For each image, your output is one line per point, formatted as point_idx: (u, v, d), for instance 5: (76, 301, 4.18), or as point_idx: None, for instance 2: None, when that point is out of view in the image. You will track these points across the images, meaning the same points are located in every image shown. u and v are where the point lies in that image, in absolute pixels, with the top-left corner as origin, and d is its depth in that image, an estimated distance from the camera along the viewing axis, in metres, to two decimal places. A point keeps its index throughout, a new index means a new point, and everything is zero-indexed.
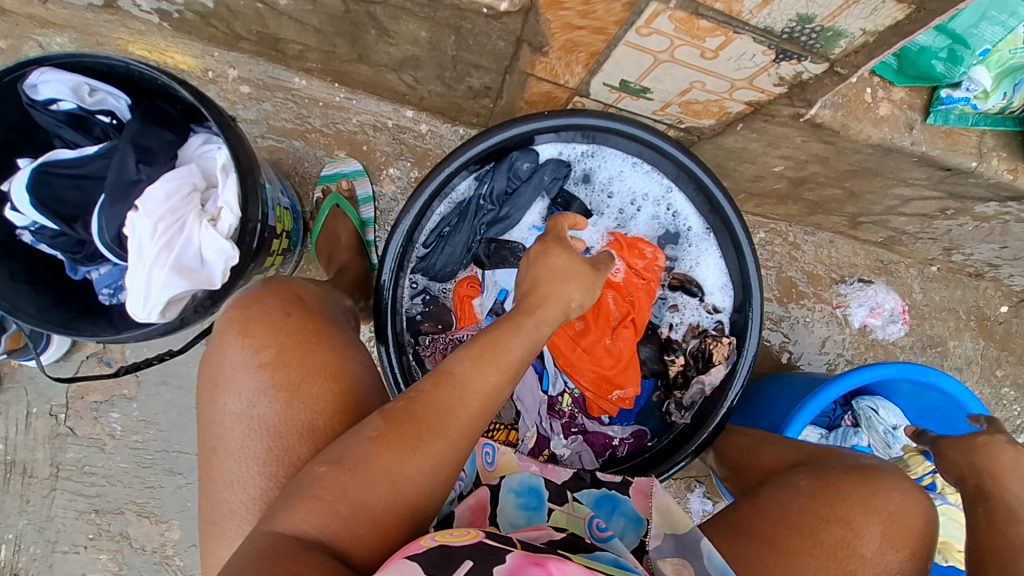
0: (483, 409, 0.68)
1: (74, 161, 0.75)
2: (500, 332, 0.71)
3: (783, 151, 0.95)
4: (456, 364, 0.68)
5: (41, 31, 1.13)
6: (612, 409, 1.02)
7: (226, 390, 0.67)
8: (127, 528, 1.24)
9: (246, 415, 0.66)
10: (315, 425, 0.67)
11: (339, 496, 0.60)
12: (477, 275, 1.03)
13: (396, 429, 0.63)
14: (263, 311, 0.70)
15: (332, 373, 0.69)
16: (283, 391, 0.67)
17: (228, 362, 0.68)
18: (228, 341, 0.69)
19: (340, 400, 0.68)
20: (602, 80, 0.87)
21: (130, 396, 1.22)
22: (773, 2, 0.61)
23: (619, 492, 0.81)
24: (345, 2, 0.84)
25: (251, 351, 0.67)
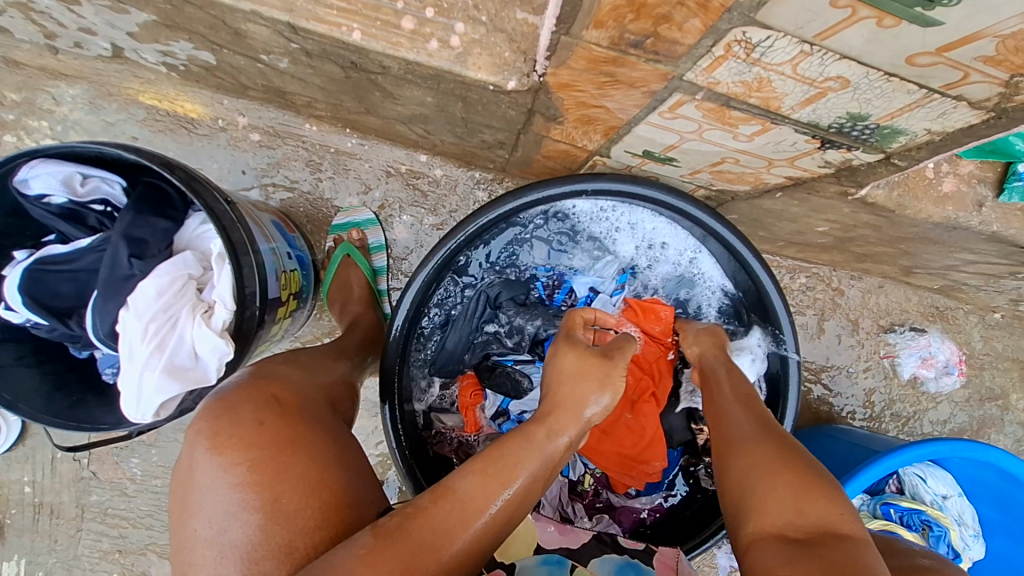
0: (485, 529, 0.56)
1: (67, 255, 0.71)
2: (507, 446, 0.61)
3: (828, 217, 0.85)
4: (456, 480, 0.58)
5: (54, 83, 1.11)
6: (638, 484, 0.96)
7: (198, 511, 0.60)
8: (150, 568, 1.24)
9: (217, 540, 0.58)
10: (295, 546, 0.58)
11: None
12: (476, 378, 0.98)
13: (386, 547, 0.51)
14: (234, 419, 0.63)
15: (311, 487, 0.61)
16: (258, 512, 0.59)
17: (197, 480, 0.61)
18: (197, 454, 0.62)
19: (322, 515, 0.61)
20: (623, 148, 0.79)
21: (149, 442, 1.21)
22: (819, 101, 0.52)
23: (643, 560, 0.76)
24: (346, 70, 0.79)
25: (220, 467, 0.60)
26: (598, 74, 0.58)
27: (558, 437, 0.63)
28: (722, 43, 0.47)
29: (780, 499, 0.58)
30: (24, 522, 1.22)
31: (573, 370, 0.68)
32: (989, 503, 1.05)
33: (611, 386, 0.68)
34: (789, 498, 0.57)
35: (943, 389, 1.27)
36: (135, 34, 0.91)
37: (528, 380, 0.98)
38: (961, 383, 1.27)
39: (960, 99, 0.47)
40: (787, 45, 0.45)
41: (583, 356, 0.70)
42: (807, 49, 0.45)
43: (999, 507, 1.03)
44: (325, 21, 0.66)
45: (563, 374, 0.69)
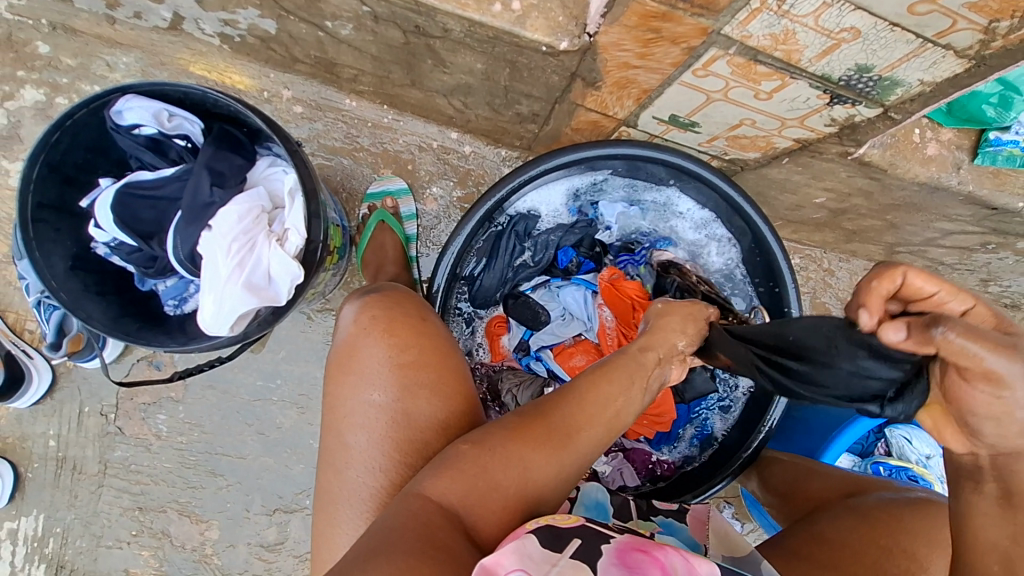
0: (607, 423, 0.70)
1: (153, 182, 0.78)
2: (618, 361, 0.76)
3: (827, 184, 0.96)
4: (577, 382, 0.72)
5: (108, 51, 1.18)
6: (649, 432, 1.08)
7: (366, 383, 0.72)
8: (169, 526, 1.25)
9: (387, 407, 0.70)
10: (449, 423, 0.72)
11: (478, 472, 0.61)
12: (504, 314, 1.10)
13: (530, 424, 0.66)
14: (404, 313, 0.77)
15: (459, 377, 0.75)
16: (420, 388, 0.72)
17: (368, 358, 0.73)
18: (369, 338, 0.74)
19: (466, 404, 0.74)
20: (652, 113, 0.90)
21: (177, 398, 1.25)
22: (833, 53, 0.63)
23: (677, 519, 0.85)
24: (406, 35, 0.88)
25: (393, 350, 0.73)
26: (645, 31, 0.68)
27: (647, 352, 0.79)
28: None
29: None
30: (46, 476, 1.23)
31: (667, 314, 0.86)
32: None
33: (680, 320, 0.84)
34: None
35: None
36: (204, 1, 0.99)
37: (547, 311, 1.08)
38: None
39: (948, 48, 0.59)
40: None
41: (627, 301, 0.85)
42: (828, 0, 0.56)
43: None
44: None
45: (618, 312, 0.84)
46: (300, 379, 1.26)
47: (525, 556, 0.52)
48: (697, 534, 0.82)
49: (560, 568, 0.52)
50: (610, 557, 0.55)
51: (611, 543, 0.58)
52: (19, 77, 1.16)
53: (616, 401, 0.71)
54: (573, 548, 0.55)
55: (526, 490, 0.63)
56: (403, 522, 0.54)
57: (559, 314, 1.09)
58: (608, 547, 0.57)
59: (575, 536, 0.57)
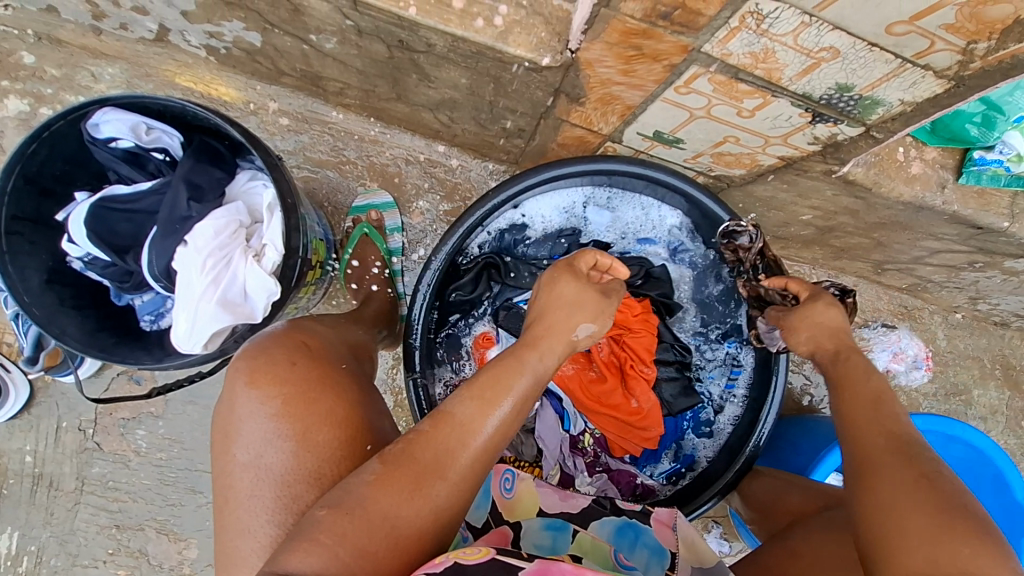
0: (485, 445, 0.62)
1: (130, 196, 0.77)
2: (502, 365, 0.68)
3: (813, 202, 0.96)
4: (456, 403, 0.63)
5: (94, 62, 1.18)
6: (635, 449, 1.04)
7: (239, 440, 0.66)
8: (146, 545, 1.22)
9: (255, 464, 0.64)
10: (322, 472, 0.64)
11: (338, 539, 0.54)
12: (491, 330, 1.05)
13: (396, 472, 0.58)
14: (269, 358, 0.69)
15: (337, 421, 0.67)
16: (292, 440, 0.65)
17: (239, 412, 0.66)
18: (237, 391, 0.67)
19: (347, 446, 0.66)
20: (636, 130, 0.89)
21: (157, 414, 1.22)
22: (814, 72, 0.62)
23: (640, 520, 0.81)
24: (390, 49, 0.87)
25: (259, 401, 0.66)
26: (627, 48, 0.68)
27: (547, 359, 0.70)
28: (738, 14, 0.57)
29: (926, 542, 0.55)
30: (21, 493, 1.20)
31: (571, 299, 0.76)
32: None
33: (598, 315, 0.77)
34: (935, 542, 0.54)
35: (912, 383, 1.37)
36: (189, 13, 0.99)
37: None
38: (928, 377, 1.37)
39: (927, 68, 0.58)
40: (790, 16, 0.56)
41: (582, 287, 0.77)
42: (807, 19, 0.56)
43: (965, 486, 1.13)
44: None
45: (563, 300, 0.76)
46: None
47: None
48: (664, 540, 0.78)
49: None
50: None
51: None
52: (3, 87, 1.16)
53: (496, 416, 0.63)
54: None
55: (397, 545, 0.56)
56: None
57: None
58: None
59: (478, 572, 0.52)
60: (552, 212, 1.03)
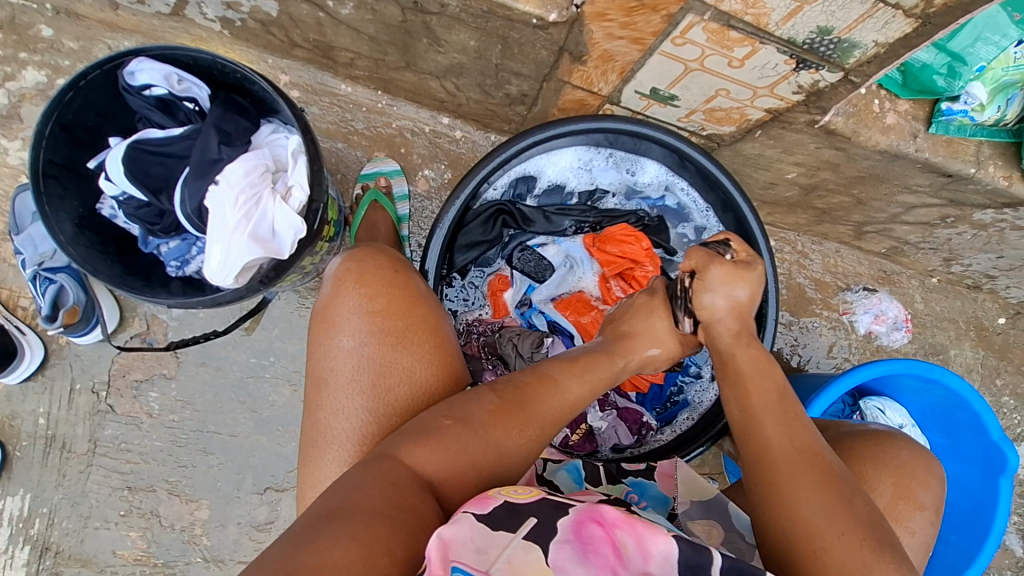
0: (571, 414, 0.75)
1: (162, 140, 0.82)
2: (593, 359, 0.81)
3: (797, 157, 1.02)
4: (557, 371, 0.75)
5: (110, 35, 1.22)
6: (642, 385, 1.09)
7: (342, 329, 0.71)
8: (158, 506, 1.24)
9: (358, 352, 0.70)
10: (416, 376, 0.71)
11: (458, 450, 0.63)
12: (506, 272, 1.09)
13: (508, 406, 0.68)
14: (376, 264, 0.74)
15: (430, 329, 0.74)
16: (391, 335, 0.71)
17: (346, 306, 0.72)
18: (346, 288, 0.73)
19: (436, 355, 0.73)
20: (634, 88, 0.96)
21: (170, 375, 1.25)
22: (798, 15, 0.69)
23: (644, 476, 0.85)
24: (404, 12, 0.93)
25: (366, 297, 0.71)
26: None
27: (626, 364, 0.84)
28: None
29: (855, 559, 0.60)
30: (35, 455, 1.22)
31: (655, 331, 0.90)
32: (937, 432, 1.23)
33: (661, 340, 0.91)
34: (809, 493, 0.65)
35: (893, 343, 1.45)
36: None
37: (550, 263, 1.09)
38: (908, 338, 1.45)
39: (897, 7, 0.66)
40: None
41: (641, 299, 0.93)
42: None
43: (945, 431, 1.21)
44: None
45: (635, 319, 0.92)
46: (293, 357, 1.28)
47: (476, 544, 0.51)
48: (665, 487, 0.82)
49: (509, 552, 0.50)
50: (564, 533, 0.53)
51: (567, 516, 0.55)
52: (21, 59, 1.19)
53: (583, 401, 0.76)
54: (527, 528, 0.53)
55: (499, 469, 0.65)
56: (377, 484, 0.57)
57: (561, 266, 1.10)
58: (564, 520, 0.54)
59: (531, 513, 0.55)
60: (564, 167, 1.05)
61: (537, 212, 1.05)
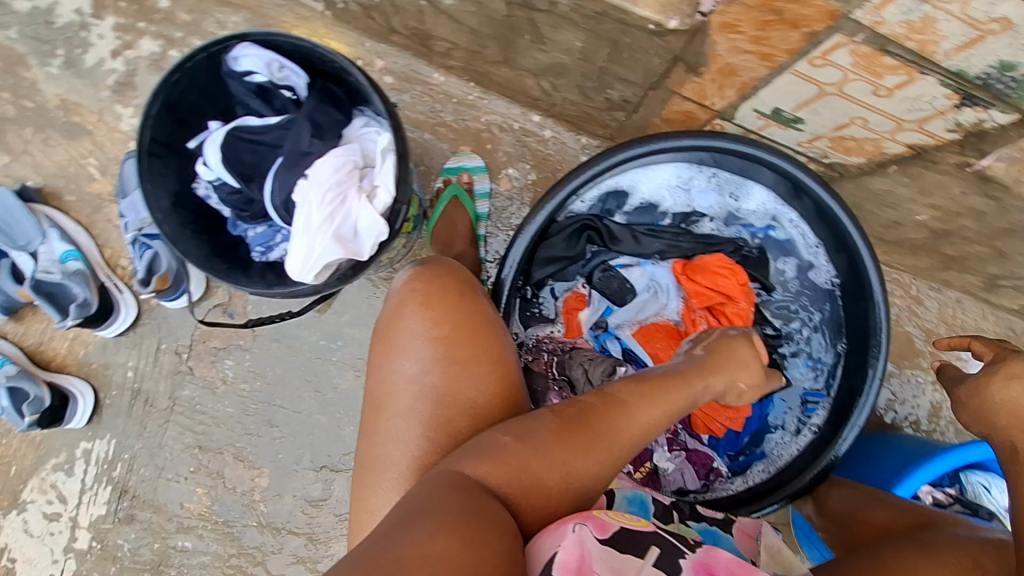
0: (646, 438, 0.68)
1: (257, 128, 0.83)
2: (669, 379, 0.73)
3: (934, 200, 0.89)
4: (627, 395, 0.68)
5: (220, 9, 1.24)
6: (718, 430, 1.01)
7: (403, 353, 0.68)
8: (224, 468, 1.29)
9: (419, 379, 0.66)
10: (478, 404, 0.67)
11: (522, 467, 0.60)
12: (584, 291, 1.03)
13: (575, 427, 0.63)
14: (442, 285, 0.71)
15: (494, 357, 0.69)
16: (454, 362, 0.67)
17: (408, 330, 0.68)
18: (410, 309, 0.69)
19: (501, 384, 0.68)
20: (752, 106, 0.86)
21: (245, 346, 1.30)
22: (976, 46, 0.58)
23: (721, 530, 0.77)
24: (510, 7, 0.88)
25: (429, 321, 0.68)
26: (765, 12, 0.65)
27: (707, 392, 0.76)
28: None
29: None
30: (121, 405, 1.30)
31: (743, 360, 0.82)
32: None
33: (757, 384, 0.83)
34: None
35: None
36: None
37: (632, 288, 1.03)
38: None
39: None
40: None
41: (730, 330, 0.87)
42: None
43: None
44: None
45: (734, 357, 0.81)
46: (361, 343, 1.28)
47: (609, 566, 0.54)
48: (744, 547, 0.75)
49: None
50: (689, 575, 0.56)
51: (687, 558, 0.57)
52: (140, 29, 1.25)
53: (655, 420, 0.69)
54: (655, 557, 0.56)
55: (568, 491, 0.62)
56: (442, 499, 0.55)
57: (643, 292, 1.03)
58: (684, 562, 0.57)
59: (654, 544, 0.57)
60: (659, 187, 0.98)
61: (625, 231, 0.99)
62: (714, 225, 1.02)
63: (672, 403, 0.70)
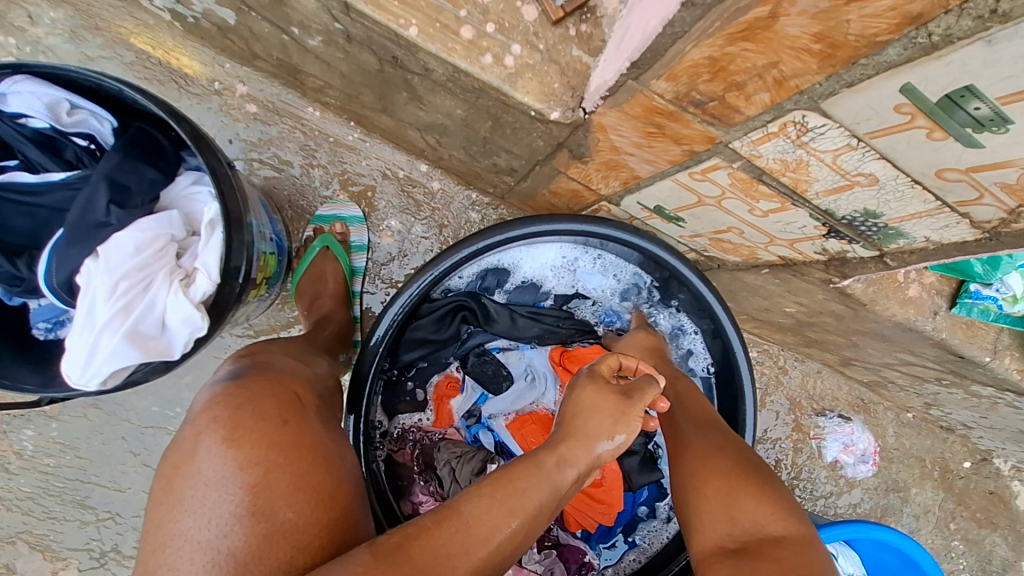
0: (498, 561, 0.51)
1: (34, 185, 0.66)
2: (516, 467, 0.58)
3: (801, 300, 0.91)
4: (465, 506, 0.52)
5: (34, 1, 1.01)
6: (590, 525, 0.97)
7: (189, 510, 0.48)
8: (15, 561, 1.06)
9: (211, 546, 0.46)
10: (294, 567, 0.47)
11: None
12: (456, 376, 0.96)
13: (391, 570, 0.45)
14: (257, 407, 0.53)
15: (325, 498, 0.51)
16: (258, 510, 0.48)
17: (199, 475, 0.49)
18: (206, 443, 0.51)
19: (327, 533, 0.50)
20: (637, 199, 0.82)
21: (51, 414, 1.07)
22: (844, 193, 0.57)
23: None
24: (381, 62, 0.77)
25: (232, 458, 0.50)
26: (647, 124, 0.60)
27: (566, 467, 0.60)
28: (780, 121, 0.50)
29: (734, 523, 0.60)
30: None
31: (590, 405, 0.66)
32: None
33: (621, 421, 0.66)
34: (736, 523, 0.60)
35: (857, 475, 1.37)
36: None
37: (506, 372, 0.96)
38: (873, 472, 1.37)
39: (965, 217, 0.53)
40: (837, 136, 0.49)
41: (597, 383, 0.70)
42: (853, 143, 0.49)
43: None
44: (384, 11, 0.65)
45: (581, 409, 0.66)
46: None
47: None
48: None
49: None
50: None
51: None
52: None
53: (505, 531, 0.52)
54: None
55: None
56: None
57: (520, 378, 0.97)
58: None
59: None
60: (540, 265, 0.92)
61: (502, 311, 0.92)
62: (596, 305, 0.97)
63: (527, 502, 0.54)
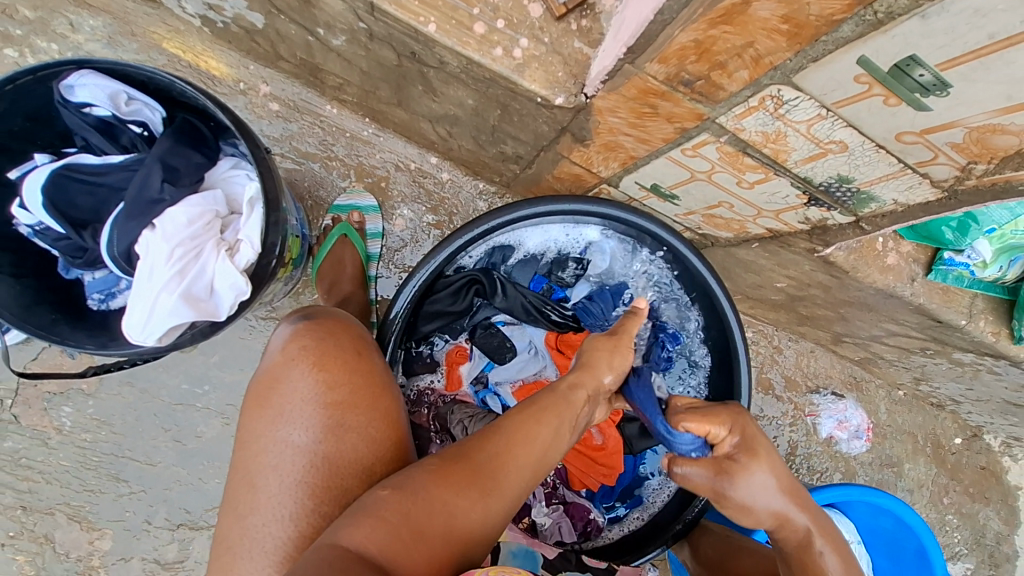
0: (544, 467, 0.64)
1: (96, 167, 0.75)
2: (542, 396, 0.69)
3: (790, 272, 0.97)
4: (505, 425, 0.64)
5: (74, 10, 1.09)
6: (593, 484, 1.03)
7: (288, 420, 0.63)
8: (54, 531, 1.13)
9: (308, 446, 0.62)
10: (372, 468, 0.63)
11: (402, 518, 0.54)
12: (466, 346, 1.03)
13: (456, 467, 0.59)
14: (336, 344, 0.67)
15: (389, 418, 0.66)
16: (340, 421, 0.63)
17: (294, 394, 0.64)
18: (297, 369, 0.65)
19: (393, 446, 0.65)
20: (634, 179, 0.89)
21: (88, 392, 1.14)
22: (819, 160, 0.64)
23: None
24: (400, 57, 0.84)
25: (320, 381, 0.64)
26: (641, 105, 0.68)
27: (577, 389, 0.71)
28: (759, 95, 0.57)
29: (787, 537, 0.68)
30: None
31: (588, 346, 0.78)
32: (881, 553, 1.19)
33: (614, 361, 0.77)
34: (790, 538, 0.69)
35: (852, 451, 1.43)
36: None
37: (512, 344, 1.05)
38: (867, 447, 1.43)
39: (925, 177, 0.60)
40: (809, 106, 0.56)
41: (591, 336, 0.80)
42: (823, 112, 0.56)
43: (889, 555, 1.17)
44: (406, 9, 0.72)
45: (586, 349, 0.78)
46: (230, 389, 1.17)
47: None
48: None
49: None
50: None
51: None
52: None
53: (541, 441, 0.64)
54: None
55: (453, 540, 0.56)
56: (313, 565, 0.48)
57: (525, 350, 1.05)
58: None
59: None
60: (546, 243, 0.99)
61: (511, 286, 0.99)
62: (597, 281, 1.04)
63: (554, 419, 0.66)
